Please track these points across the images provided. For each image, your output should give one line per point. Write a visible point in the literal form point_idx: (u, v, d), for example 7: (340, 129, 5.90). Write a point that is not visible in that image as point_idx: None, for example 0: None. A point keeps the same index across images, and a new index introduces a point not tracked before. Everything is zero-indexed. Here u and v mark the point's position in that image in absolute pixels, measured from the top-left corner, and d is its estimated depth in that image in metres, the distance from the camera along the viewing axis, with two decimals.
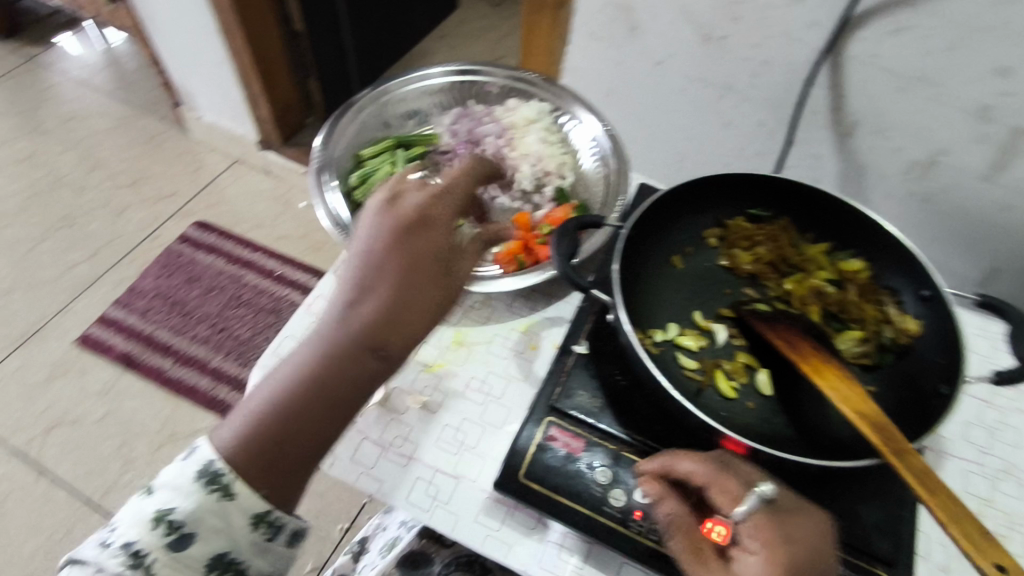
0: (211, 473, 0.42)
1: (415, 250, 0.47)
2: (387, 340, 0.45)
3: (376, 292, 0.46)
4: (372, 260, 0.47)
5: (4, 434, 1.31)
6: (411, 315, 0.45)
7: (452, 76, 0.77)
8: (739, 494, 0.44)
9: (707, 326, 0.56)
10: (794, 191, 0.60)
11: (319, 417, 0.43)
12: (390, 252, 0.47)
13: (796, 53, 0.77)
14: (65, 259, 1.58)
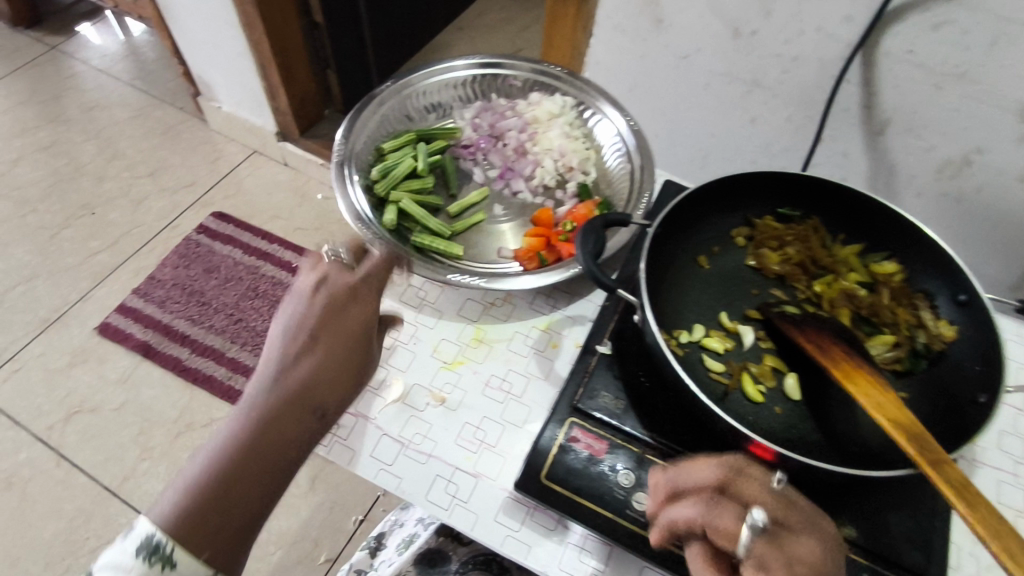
0: (150, 547, 0.41)
1: (351, 315, 0.50)
2: (323, 399, 0.47)
3: (314, 355, 0.48)
4: (310, 324, 0.49)
5: (26, 419, 1.33)
6: (344, 378, 0.48)
7: (475, 69, 0.75)
8: (736, 528, 0.39)
9: (734, 328, 0.55)
10: (826, 191, 0.59)
11: (261, 480, 0.43)
12: (329, 315, 0.49)
13: (827, 49, 0.75)
14: (85, 247, 1.59)
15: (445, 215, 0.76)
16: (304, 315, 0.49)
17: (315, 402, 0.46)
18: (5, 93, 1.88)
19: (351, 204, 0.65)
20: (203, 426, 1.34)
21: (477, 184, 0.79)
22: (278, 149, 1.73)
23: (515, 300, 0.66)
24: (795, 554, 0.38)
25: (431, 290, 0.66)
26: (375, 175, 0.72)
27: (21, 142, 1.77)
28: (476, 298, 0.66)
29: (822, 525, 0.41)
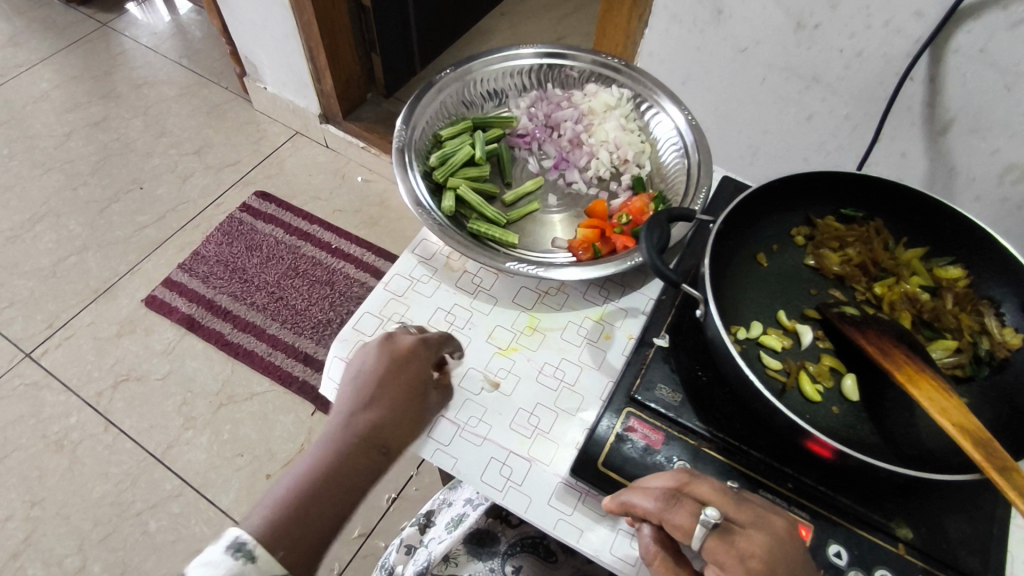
0: (239, 543, 0.45)
1: (410, 370, 0.54)
2: (387, 439, 0.52)
3: (378, 403, 0.53)
4: (375, 377, 0.54)
5: (76, 384, 1.38)
6: (404, 424, 0.53)
7: (539, 59, 0.75)
8: (690, 527, 0.41)
9: (792, 327, 0.55)
10: (891, 192, 0.58)
11: (333, 510, 0.48)
12: (391, 368, 0.54)
13: (893, 45, 0.74)
14: (134, 221, 1.64)
15: (500, 202, 0.77)
16: (370, 370, 0.54)
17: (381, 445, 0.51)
18: (57, 68, 1.93)
19: (411, 190, 0.67)
20: (244, 399, 1.38)
21: (531, 173, 0.80)
22: (320, 131, 1.75)
23: (569, 289, 0.66)
24: (745, 552, 0.40)
25: (487, 277, 0.67)
26: (433, 162, 0.73)
27: (72, 117, 1.82)
28: (531, 286, 0.67)
29: (771, 518, 0.43)
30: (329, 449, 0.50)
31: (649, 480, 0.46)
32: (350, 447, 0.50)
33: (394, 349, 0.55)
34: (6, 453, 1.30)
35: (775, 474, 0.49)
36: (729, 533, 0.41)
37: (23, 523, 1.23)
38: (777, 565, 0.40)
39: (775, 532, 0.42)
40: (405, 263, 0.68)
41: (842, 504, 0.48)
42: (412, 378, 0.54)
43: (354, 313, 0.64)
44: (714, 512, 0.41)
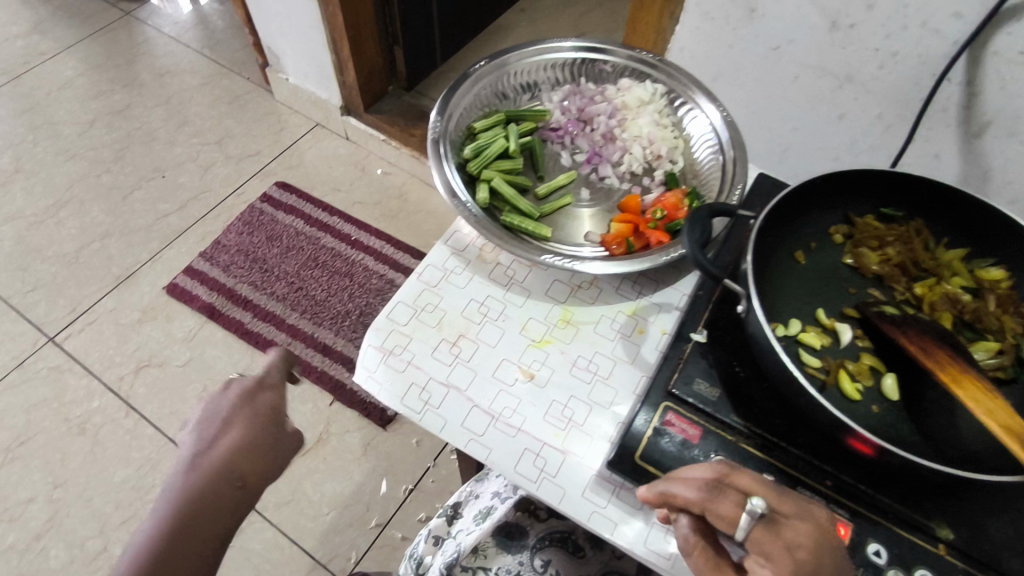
0: None
1: (265, 397, 0.55)
2: (238, 473, 0.52)
3: (235, 436, 0.53)
4: (225, 415, 0.54)
5: (98, 369, 1.40)
6: (253, 456, 0.52)
7: (576, 52, 0.75)
8: (736, 518, 0.41)
9: (831, 325, 0.55)
10: (933, 192, 0.58)
11: (194, 558, 0.50)
12: (238, 406, 0.54)
13: (930, 46, 0.74)
14: (156, 209, 1.65)
15: (532, 195, 0.77)
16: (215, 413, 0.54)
17: (235, 478, 0.51)
18: (81, 56, 1.94)
19: (446, 181, 0.67)
20: None
21: (563, 167, 0.80)
22: (340, 122, 1.75)
23: (601, 284, 0.66)
24: (790, 542, 0.40)
25: (519, 270, 0.67)
26: (467, 154, 0.74)
27: (96, 105, 1.84)
28: (563, 280, 0.67)
29: (812, 509, 0.43)
30: (190, 494, 0.50)
31: (686, 468, 0.45)
32: (206, 487, 0.51)
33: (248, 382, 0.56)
34: (28, 435, 1.31)
35: (814, 472, 0.49)
36: (775, 523, 0.41)
37: (46, 505, 1.24)
38: (822, 554, 0.40)
39: (816, 520, 0.42)
40: (437, 253, 0.68)
41: (882, 503, 0.48)
42: (266, 403, 0.55)
43: (388, 303, 0.64)
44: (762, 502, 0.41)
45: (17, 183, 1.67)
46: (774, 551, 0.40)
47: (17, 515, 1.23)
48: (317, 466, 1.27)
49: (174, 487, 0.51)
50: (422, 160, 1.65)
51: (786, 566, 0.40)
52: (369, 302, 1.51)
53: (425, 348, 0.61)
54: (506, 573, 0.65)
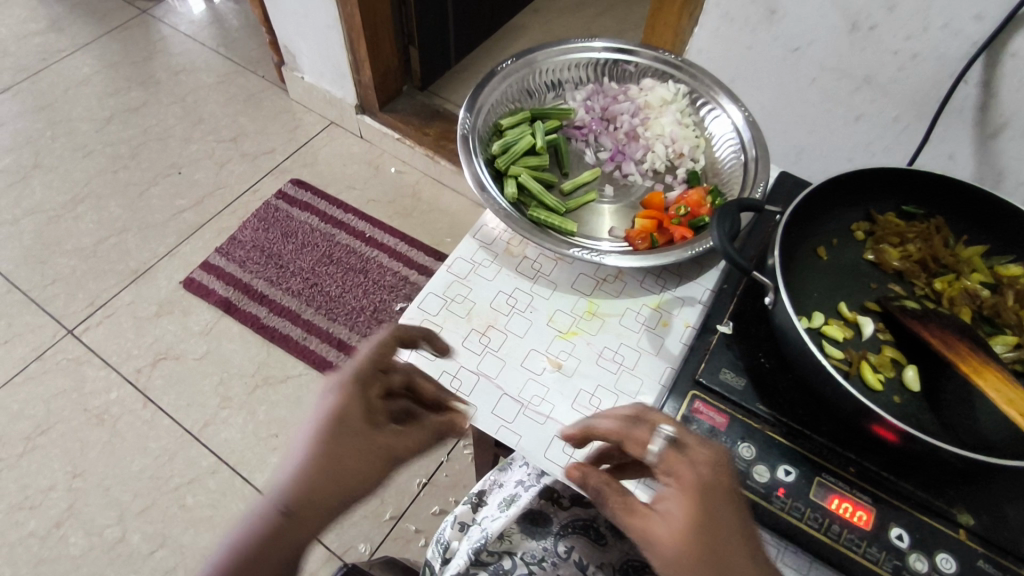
0: None
1: (327, 405, 0.49)
2: (317, 495, 0.48)
3: (303, 452, 0.49)
4: (315, 419, 0.49)
5: (116, 361, 1.41)
6: (332, 478, 0.48)
7: (602, 53, 0.77)
8: (648, 436, 0.46)
9: (853, 318, 0.57)
10: (955, 191, 0.59)
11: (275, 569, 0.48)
12: (325, 415, 0.49)
13: (949, 47, 0.75)
14: (172, 205, 1.67)
15: (558, 191, 0.81)
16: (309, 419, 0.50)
17: (281, 504, 0.48)
18: (97, 53, 1.96)
19: (476, 176, 0.69)
20: (279, 381, 1.41)
21: (588, 165, 0.83)
22: (355, 121, 1.77)
23: (626, 277, 0.68)
24: (691, 458, 0.45)
25: (546, 263, 0.69)
26: (494, 150, 0.76)
27: (113, 101, 1.85)
28: (589, 273, 0.68)
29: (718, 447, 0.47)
30: (260, 504, 0.49)
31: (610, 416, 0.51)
32: (288, 501, 0.48)
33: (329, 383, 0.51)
34: (48, 425, 1.33)
35: (838, 459, 0.51)
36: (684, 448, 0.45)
37: (66, 494, 1.26)
38: (722, 474, 0.45)
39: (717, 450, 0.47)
40: (465, 247, 0.70)
41: (905, 490, 0.49)
42: (325, 414, 0.49)
43: (418, 294, 0.66)
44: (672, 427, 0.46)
45: (35, 177, 1.69)
46: (678, 466, 0.44)
47: (36, 503, 1.25)
48: None
49: (266, 496, 0.49)
50: (436, 159, 1.66)
51: (689, 482, 0.44)
52: (383, 298, 1.53)
53: (455, 338, 0.62)
54: (530, 558, 0.66)
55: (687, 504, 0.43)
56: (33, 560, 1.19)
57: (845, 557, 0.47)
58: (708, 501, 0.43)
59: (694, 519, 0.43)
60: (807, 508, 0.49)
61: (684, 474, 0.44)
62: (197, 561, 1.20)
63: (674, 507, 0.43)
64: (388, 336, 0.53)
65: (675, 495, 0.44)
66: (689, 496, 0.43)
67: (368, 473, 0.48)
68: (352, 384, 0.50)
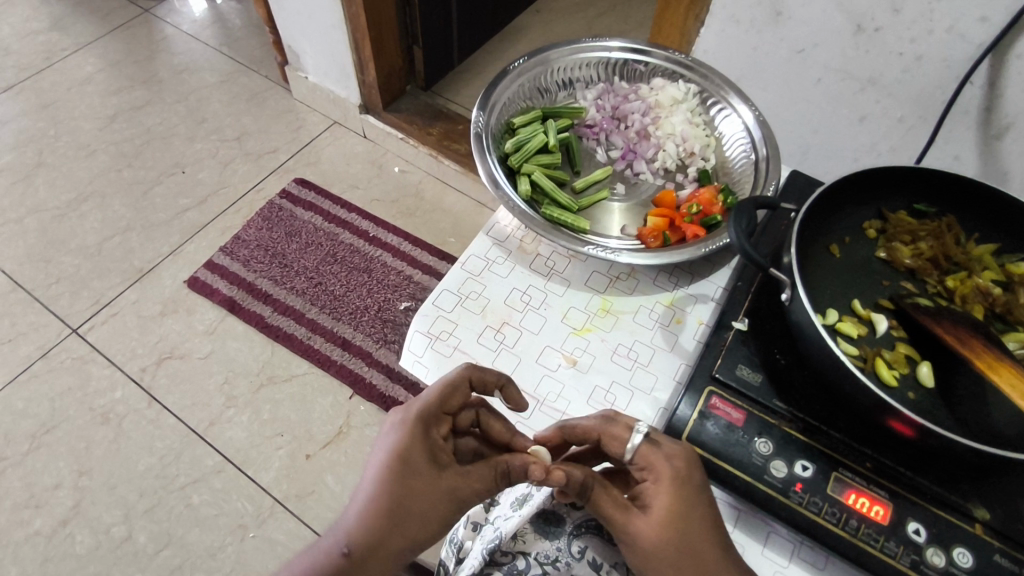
0: None
1: (392, 446, 0.52)
2: (384, 540, 0.50)
3: (371, 493, 0.51)
4: (383, 462, 0.52)
5: (121, 360, 1.41)
6: (400, 524, 0.50)
7: (613, 53, 0.78)
8: (625, 435, 0.51)
9: (867, 316, 0.57)
10: (968, 189, 0.60)
11: None
12: (392, 458, 0.51)
13: (954, 49, 0.76)
14: (176, 204, 1.66)
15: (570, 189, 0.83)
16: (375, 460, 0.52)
17: (344, 543, 0.50)
18: (100, 52, 1.95)
19: (489, 174, 0.70)
20: (283, 380, 1.40)
21: (599, 164, 0.86)
22: (358, 121, 1.76)
23: (639, 275, 0.69)
24: (666, 454, 0.50)
25: (559, 261, 0.69)
26: (507, 149, 0.79)
27: (117, 100, 1.85)
28: (602, 271, 0.69)
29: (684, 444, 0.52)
30: (326, 543, 0.52)
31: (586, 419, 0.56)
32: (354, 545, 0.50)
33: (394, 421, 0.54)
34: (53, 424, 1.33)
35: (854, 454, 0.51)
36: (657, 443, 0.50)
37: (72, 492, 1.26)
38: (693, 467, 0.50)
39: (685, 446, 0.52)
40: (479, 245, 0.70)
41: (921, 485, 0.50)
42: (389, 456, 0.51)
43: (433, 290, 0.66)
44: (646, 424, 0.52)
45: (39, 176, 1.68)
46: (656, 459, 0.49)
47: (42, 502, 1.24)
48: (339, 459, 1.31)
49: (332, 536, 0.52)
50: (439, 158, 1.65)
51: (666, 473, 0.49)
52: (387, 297, 1.53)
53: (470, 334, 0.63)
54: (544, 559, 0.64)
55: (666, 495, 0.48)
56: (40, 558, 1.19)
57: (863, 552, 0.48)
58: (683, 489, 0.48)
59: (672, 509, 0.48)
60: (824, 503, 0.50)
61: (660, 469, 0.49)
62: (203, 560, 1.20)
63: (654, 501, 0.49)
64: (455, 376, 0.54)
65: (655, 489, 0.49)
66: (666, 486, 0.48)
67: (430, 516, 0.51)
68: (417, 425, 0.52)
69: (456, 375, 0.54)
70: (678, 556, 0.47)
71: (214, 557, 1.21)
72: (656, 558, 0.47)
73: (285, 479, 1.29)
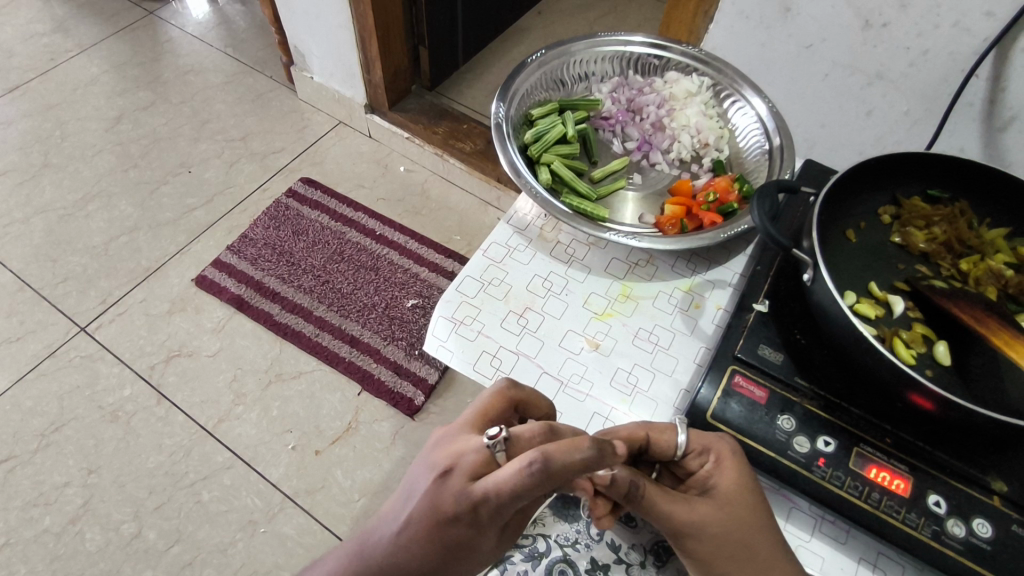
0: None
1: (455, 537, 0.47)
2: None
3: (425, 551, 0.48)
4: (449, 539, 0.47)
5: (129, 358, 1.37)
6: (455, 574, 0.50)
7: (630, 48, 0.83)
8: (671, 431, 0.52)
9: (884, 297, 0.59)
10: (978, 175, 0.62)
11: None
12: (461, 538, 0.47)
13: (960, 44, 0.75)
14: (183, 203, 1.61)
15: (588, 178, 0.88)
16: (439, 534, 0.47)
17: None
18: (105, 55, 1.91)
19: (511, 162, 0.74)
20: (292, 377, 1.37)
21: (614, 154, 0.91)
22: (364, 120, 1.71)
23: (657, 262, 0.70)
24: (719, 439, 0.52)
25: (579, 248, 0.71)
26: (528, 138, 0.85)
27: (122, 102, 1.80)
28: (621, 257, 0.70)
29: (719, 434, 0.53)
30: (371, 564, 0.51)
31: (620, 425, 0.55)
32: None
33: (451, 510, 0.46)
34: (62, 422, 1.29)
35: (874, 430, 0.53)
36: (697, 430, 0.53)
37: (81, 490, 1.22)
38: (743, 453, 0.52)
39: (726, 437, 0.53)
40: (501, 232, 0.71)
41: (939, 458, 0.51)
42: (453, 541, 0.47)
43: (456, 277, 0.67)
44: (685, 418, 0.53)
45: (45, 176, 1.64)
46: (713, 439, 0.51)
47: (52, 500, 1.21)
48: (347, 454, 1.29)
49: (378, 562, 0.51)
50: (444, 157, 1.61)
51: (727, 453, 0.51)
52: (395, 294, 1.49)
53: (494, 318, 0.64)
54: (565, 540, 0.63)
55: (732, 475, 0.50)
56: (49, 557, 1.16)
57: (885, 524, 0.49)
58: (744, 468, 0.51)
59: (739, 489, 0.49)
60: (846, 476, 0.51)
61: (721, 450, 0.51)
62: (214, 555, 1.17)
63: (720, 483, 0.50)
64: (534, 483, 0.41)
65: (719, 471, 0.50)
66: (732, 467, 0.50)
67: (489, 557, 0.51)
68: (488, 519, 0.46)
69: (538, 487, 0.41)
70: (747, 532, 0.49)
71: (224, 553, 1.18)
72: (728, 539, 0.48)
73: (294, 475, 1.26)
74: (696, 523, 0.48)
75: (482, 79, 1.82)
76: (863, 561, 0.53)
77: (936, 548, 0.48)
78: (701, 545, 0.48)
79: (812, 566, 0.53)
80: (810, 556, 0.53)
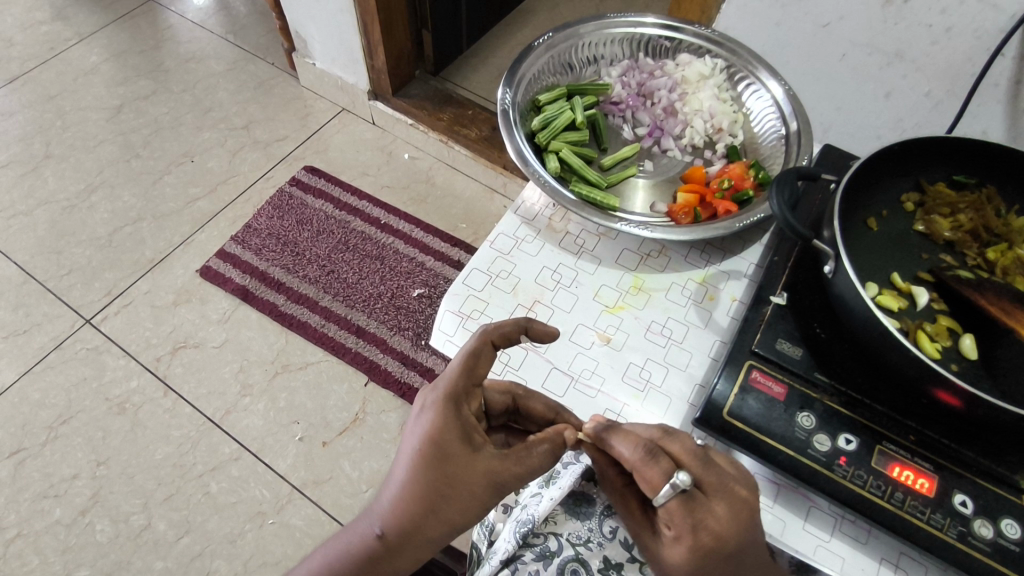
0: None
1: (425, 429, 0.49)
2: (416, 506, 0.49)
3: (402, 455, 0.50)
4: (418, 430, 0.49)
5: (135, 350, 1.36)
6: (432, 492, 0.48)
7: (643, 27, 0.81)
8: (659, 484, 0.45)
9: (908, 289, 0.56)
10: (1009, 159, 0.59)
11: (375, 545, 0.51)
12: (428, 430, 0.49)
13: (986, 20, 0.71)
14: (186, 193, 1.59)
15: (598, 166, 0.86)
16: (413, 431, 0.50)
17: (378, 527, 0.51)
18: (105, 42, 1.88)
19: (517, 150, 0.72)
20: (299, 368, 1.35)
21: (625, 140, 0.88)
22: (367, 107, 1.68)
23: (670, 252, 0.68)
24: (706, 511, 0.45)
25: (589, 239, 0.69)
26: (535, 126, 0.82)
27: (123, 91, 1.78)
28: (632, 248, 0.68)
29: (733, 488, 0.46)
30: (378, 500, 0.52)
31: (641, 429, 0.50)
32: (388, 497, 0.50)
33: (421, 409, 0.51)
34: (70, 414, 1.29)
35: (898, 427, 0.51)
36: (693, 501, 0.45)
37: (90, 482, 1.22)
38: (730, 538, 0.45)
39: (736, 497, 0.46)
40: (508, 223, 0.69)
41: (966, 457, 0.49)
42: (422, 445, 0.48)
43: (462, 269, 0.65)
44: (685, 481, 0.45)
45: (48, 167, 1.63)
46: (678, 523, 0.45)
47: (61, 492, 1.21)
48: (355, 445, 1.28)
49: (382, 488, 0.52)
50: (449, 144, 1.58)
51: (690, 539, 0.45)
52: (400, 284, 1.47)
53: (502, 313, 0.62)
54: (576, 539, 0.61)
55: (685, 554, 0.46)
56: (60, 548, 1.16)
57: (910, 525, 0.48)
58: (706, 556, 0.45)
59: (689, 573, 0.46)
60: (869, 475, 0.49)
61: (684, 532, 0.45)
62: (223, 547, 1.17)
63: (668, 555, 0.47)
64: (474, 345, 0.50)
65: (670, 546, 0.47)
66: (683, 552, 0.46)
67: (466, 490, 0.48)
68: (448, 409, 0.49)
69: (475, 345, 0.50)
70: None
71: (233, 543, 1.18)
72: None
73: (302, 466, 1.25)
74: (652, 555, 0.49)
75: (487, 63, 1.77)
76: (885, 562, 0.52)
77: (963, 550, 0.47)
78: (654, 569, 0.50)
79: (831, 567, 0.51)
80: (831, 557, 0.52)
